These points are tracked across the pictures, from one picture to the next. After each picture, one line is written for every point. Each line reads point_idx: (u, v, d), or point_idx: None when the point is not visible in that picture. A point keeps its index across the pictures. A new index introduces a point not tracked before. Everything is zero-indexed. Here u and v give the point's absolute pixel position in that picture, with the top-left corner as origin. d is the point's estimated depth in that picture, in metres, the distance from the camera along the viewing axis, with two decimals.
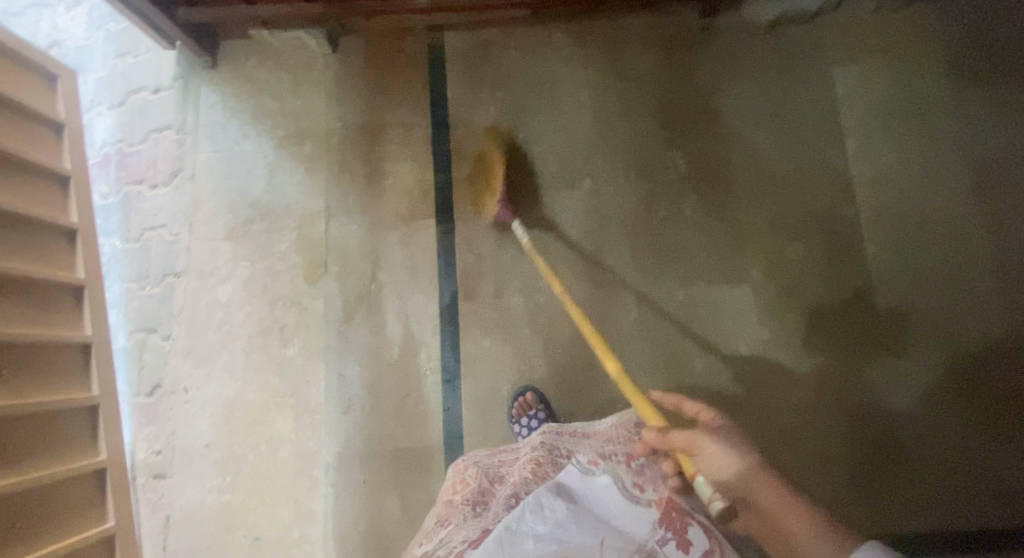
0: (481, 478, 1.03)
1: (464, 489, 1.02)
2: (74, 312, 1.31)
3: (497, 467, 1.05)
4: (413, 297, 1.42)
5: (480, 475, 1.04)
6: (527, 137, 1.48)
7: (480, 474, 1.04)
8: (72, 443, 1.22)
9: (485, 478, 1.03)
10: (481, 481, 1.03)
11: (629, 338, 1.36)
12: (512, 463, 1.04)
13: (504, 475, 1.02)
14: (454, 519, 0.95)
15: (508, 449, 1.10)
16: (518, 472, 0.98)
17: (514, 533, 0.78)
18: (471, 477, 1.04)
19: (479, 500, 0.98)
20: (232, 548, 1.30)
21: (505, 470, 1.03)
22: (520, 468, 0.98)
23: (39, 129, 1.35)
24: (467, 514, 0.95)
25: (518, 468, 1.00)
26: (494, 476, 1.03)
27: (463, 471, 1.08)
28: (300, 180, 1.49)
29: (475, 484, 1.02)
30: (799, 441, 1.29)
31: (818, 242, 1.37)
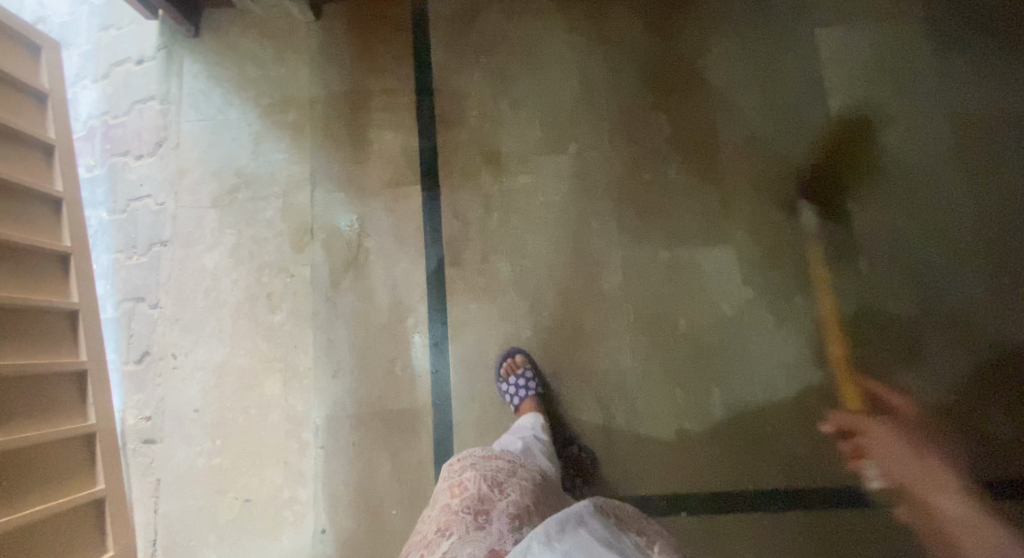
0: (481, 482, 0.93)
1: (462, 494, 0.92)
2: (60, 279, 1.32)
3: (493, 470, 0.97)
4: (400, 263, 1.42)
5: (478, 479, 0.94)
6: (511, 102, 1.48)
7: (479, 478, 0.94)
8: (61, 406, 1.23)
9: (484, 483, 0.93)
10: (480, 485, 0.93)
11: (615, 299, 1.37)
12: (510, 474, 0.97)
13: (504, 484, 0.93)
14: (456, 530, 0.84)
15: (503, 458, 1.02)
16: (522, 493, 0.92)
17: None
18: (469, 481, 0.94)
19: (480, 509, 0.87)
20: (223, 511, 1.31)
21: (508, 481, 0.95)
22: (521, 490, 0.93)
23: (23, 98, 1.34)
24: (469, 526, 0.85)
25: (517, 486, 0.94)
26: (492, 480, 0.94)
27: (459, 474, 0.98)
28: (285, 149, 1.49)
29: (475, 490, 0.92)
30: (786, 399, 1.30)
31: (803, 203, 1.38)
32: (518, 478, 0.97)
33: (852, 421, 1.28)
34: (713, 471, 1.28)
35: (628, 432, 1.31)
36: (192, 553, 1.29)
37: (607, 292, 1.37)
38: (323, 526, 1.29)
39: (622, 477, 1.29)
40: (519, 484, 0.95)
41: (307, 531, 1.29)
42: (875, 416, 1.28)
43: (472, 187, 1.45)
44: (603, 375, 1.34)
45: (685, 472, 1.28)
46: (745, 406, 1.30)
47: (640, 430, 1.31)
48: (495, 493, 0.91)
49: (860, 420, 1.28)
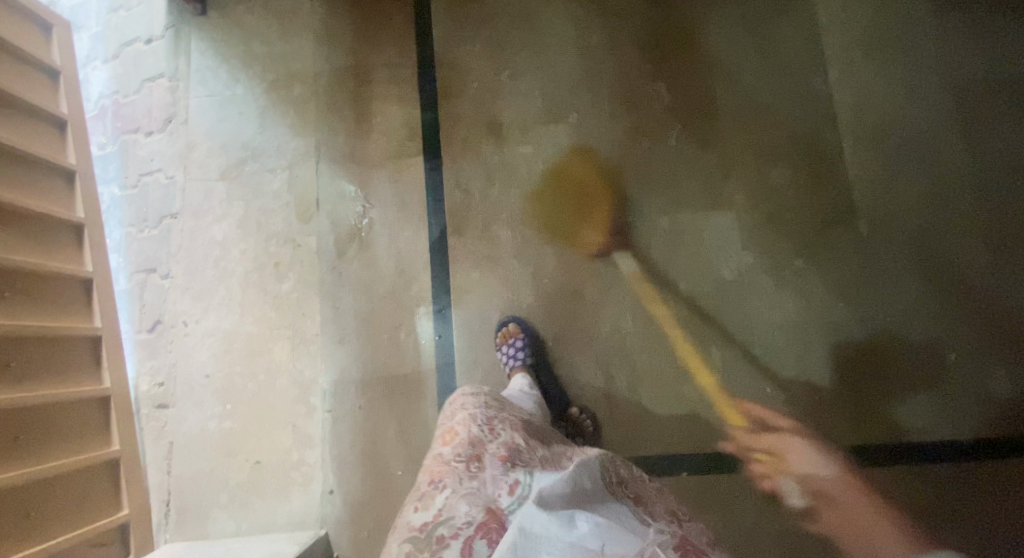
0: (471, 426, 0.89)
1: (453, 441, 0.87)
2: (74, 248, 1.36)
3: (485, 412, 0.94)
4: (403, 232, 1.45)
5: (469, 424, 0.90)
6: (512, 73, 1.50)
7: (469, 422, 0.91)
8: (75, 369, 1.27)
9: (474, 426, 0.89)
10: (470, 429, 0.89)
11: (616, 264, 1.38)
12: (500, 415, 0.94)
13: (495, 426, 0.90)
14: (448, 479, 0.78)
15: (492, 404, 0.99)
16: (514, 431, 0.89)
17: (528, 538, 0.62)
18: (459, 427, 0.90)
19: (472, 454, 0.83)
20: (233, 472, 1.34)
21: (500, 423, 0.92)
22: (513, 430, 0.90)
23: (36, 74, 1.38)
24: (461, 474, 0.79)
25: (509, 427, 0.91)
26: (484, 422, 0.90)
27: (451, 421, 0.95)
28: (290, 123, 1.52)
29: (466, 433, 0.88)
30: (786, 362, 1.30)
31: (802, 168, 1.39)
32: (508, 419, 0.94)
33: (774, 442, 1.27)
34: (715, 432, 1.29)
35: (629, 396, 1.32)
36: (204, 513, 1.33)
37: (608, 257, 1.38)
38: (331, 487, 1.32)
39: (623, 439, 1.30)
40: (510, 424, 0.92)
41: (315, 492, 1.32)
42: (790, 435, 1.28)
43: (474, 158, 1.47)
44: (604, 339, 1.35)
45: (686, 434, 1.29)
46: (746, 368, 1.30)
47: (642, 392, 1.32)
48: (486, 435, 0.87)
49: (778, 439, 1.27)
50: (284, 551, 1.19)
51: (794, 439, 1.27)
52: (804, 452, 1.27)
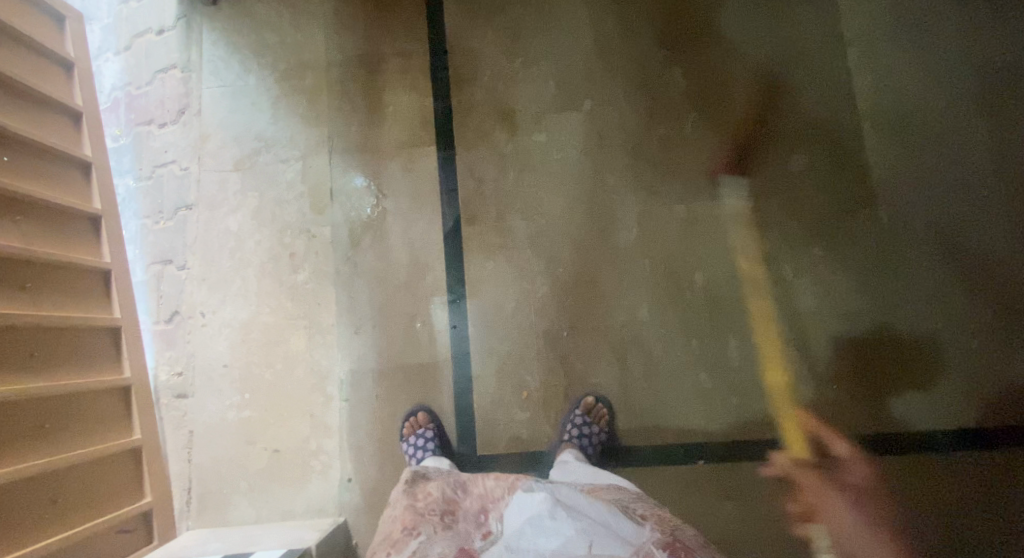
0: (444, 487, 1.04)
1: (427, 498, 1.03)
2: (91, 240, 1.37)
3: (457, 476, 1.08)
4: (417, 222, 1.45)
5: (442, 486, 1.05)
6: (525, 61, 1.48)
7: (444, 485, 1.05)
8: (95, 359, 1.29)
9: (448, 487, 1.05)
10: (443, 488, 1.04)
11: (631, 253, 1.37)
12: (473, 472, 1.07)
13: (467, 483, 1.04)
14: (424, 530, 0.94)
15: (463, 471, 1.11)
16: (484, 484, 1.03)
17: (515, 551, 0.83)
18: (433, 488, 1.05)
19: (446, 509, 0.99)
20: (253, 461, 1.36)
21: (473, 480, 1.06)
22: (485, 480, 1.03)
23: (50, 66, 1.39)
24: (437, 526, 0.95)
25: (481, 480, 1.04)
26: (456, 483, 1.05)
27: (423, 483, 1.09)
28: (303, 113, 1.52)
29: (440, 493, 1.03)
30: (804, 350, 1.29)
31: (820, 153, 1.37)
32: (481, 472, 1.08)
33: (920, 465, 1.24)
34: (732, 421, 1.28)
35: (645, 384, 1.31)
36: (225, 501, 1.35)
37: (623, 246, 1.37)
38: (349, 475, 1.34)
39: (640, 429, 1.30)
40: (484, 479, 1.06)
41: (333, 479, 1.34)
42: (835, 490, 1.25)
43: (487, 147, 1.47)
44: (620, 328, 1.34)
45: (703, 423, 1.28)
46: (764, 357, 1.29)
47: (658, 381, 1.31)
48: (460, 494, 1.02)
49: (817, 490, 1.25)
50: (305, 537, 1.20)
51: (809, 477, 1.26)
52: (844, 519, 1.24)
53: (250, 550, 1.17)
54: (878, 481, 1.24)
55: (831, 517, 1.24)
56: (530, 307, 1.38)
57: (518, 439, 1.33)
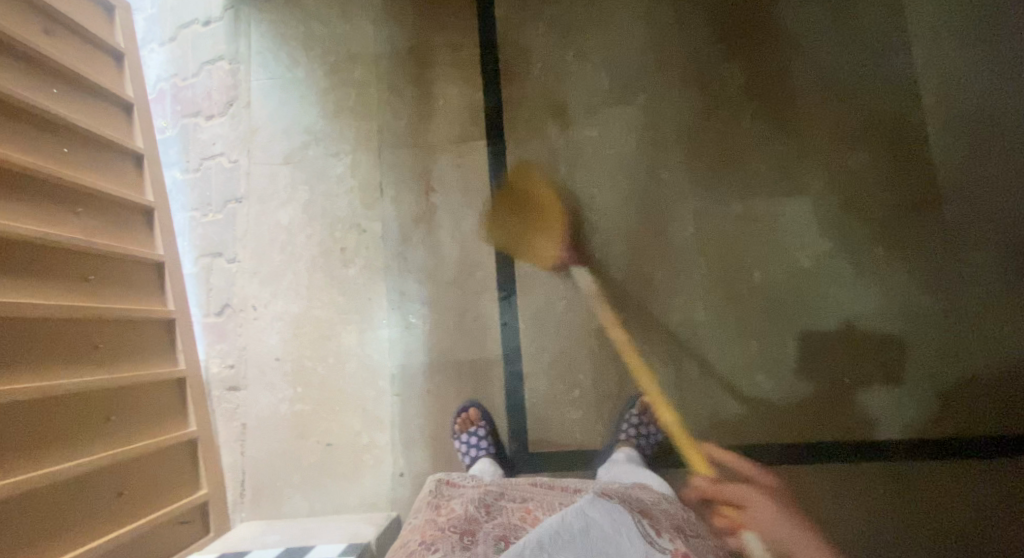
0: (468, 506, 0.98)
1: (448, 514, 0.96)
2: (144, 232, 1.38)
3: (483, 496, 1.02)
4: (467, 218, 1.43)
5: (465, 503, 0.99)
6: (578, 54, 1.46)
7: (467, 503, 0.99)
8: (151, 352, 1.30)
9: (471, 505, 0.99)
10: (466, 507, 0.98)
11: (688, 251, 1.35)
12: (500, 495, 1.01)
13: (491, 507, 0.98)
14: (441, 547, 0.88)
15: (492, 484, 1.07)
16: (508, 513, 0.97)
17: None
18: (456, 505, 0.99)
19: (467, 528, 0.93)
20: (305, 454, 1.36)
21: (497, 503, 1.00)
22: (510, 511, 0.97)
23: (102, 57, 1.39)
24: (455, 545, 0.89)
25: (507, 508, 0.98)
26: (481, 503, 0.99)
27: (447, 498, 1.03)
28: (353, 106, 1.51)
29: (462, 510, 0.97)
30: (864, 352, 1.27)
31: (882, 151, 1.34)
32: (507, 498, 1.02)
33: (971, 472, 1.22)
34: (791, 422, 1.27)
35: (701, 384, 1.30)
36: (279, 494, 1.35)
37: (679, 244, 1.35)
38: (401, 469, 1.34)
39: (696, 429, 1.29)
40: (508, 504, 1.00)
41: (385, 473, 1.34)
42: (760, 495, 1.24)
43: (538, 141, 1.44)
44: (675, 327, 1.32)
45: (760, 423, 1.27)
46: (823, 358, 1.28)
47: (714, 382, 1.30)
48: (482, 515, 0.96)
49: (744, 494, 1.23)
50: (362, 532, 1.20)
51: (761, 496, 1.24)
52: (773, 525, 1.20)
53: (309, 544, 1.17)
54: (930, 489, 1.22)
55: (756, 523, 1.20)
56: (582, 306, 1.36)
57: (570, 436, 1.32)
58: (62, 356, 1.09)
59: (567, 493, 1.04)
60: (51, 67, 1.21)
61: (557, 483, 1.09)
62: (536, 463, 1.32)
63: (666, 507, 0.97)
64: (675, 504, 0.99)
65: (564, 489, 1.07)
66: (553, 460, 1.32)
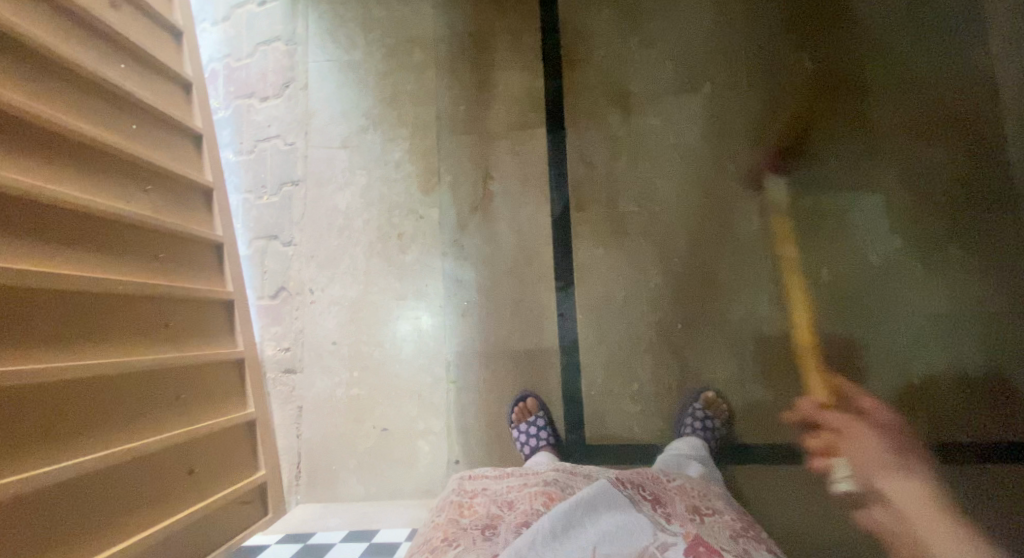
0: (490, 505, 1.00)
1: (471, 514, 0.98)
2: (205, 212, 1.37)
3: (505, 492, 1.03)
4: (525, 206, 1.42)
5: (488, 503, 1.01)
6: (642, 42, 1.43)
7: (489, 503, 1.00)
8: (212, 332, 1.30)
9: (495, 505, 1.00)
10: (489, 506, 0.99)
11: (753, 246, 1.33)
12: (521, 488, 1.02)
13: (514, 502, 0.98)
14: (463, 541, 0.90)
15: (515, 475, 1.09)
16: (528, 501, 0.97)
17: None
18: (478, 503, 1.01)
19: (489, 524, 0.94)
20: (361, 439, 1.38)
21: (519, 497, 1.00)
22: (531, 498, 0.97)
23: (164, 34, 1.37)
24: (476, 538, 0.91)
25: (528, 497, 0.98)
26: (503, 502, 1.00)
27: (470, 496, 1.05)
28: (412, 90, 1.50)
29: (485, 510, 0.99)
30: (932, 352, 1.25)
31: (957, 148, 1.31)
32: (529, 488, 1.01)
33: None
34: (853, 421, 1.26)
35: (763, 380, 1.29)
36: (334, 477, 1.37)
37: (744, 238, 1.33)
38: (456, 457, 1.35)
39: (756, 426, 1.28)
40: (529, 494, 0.99)
41: (441, 460, 1.35)
42: (863, 424, 1.24)
43: (599, 129, 1.42)
44: (736, 323, 1.31)
45: (822, 422, 1.26)
46: (888, 358, 1.26)
47: (775, 379, 1.29)
48: (505, 510, 0.98)
49: (846, 422, 1.24)
50: None
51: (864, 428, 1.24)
52: (871, 450, 1.21)
53: (374, 527, 1.26)
54: (1000, 491, 1.19)
55: (855, 450, 1.22)
56: (642, 298, 1.35)
57: (628, 430, 1.31)
58: (132, 331, 1.09)
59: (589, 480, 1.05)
60: (117, 40, 1.20)
61: (580, 469, 1.09)
62: (592, 456, 1.32)
63: (679, 484, 1.00)
64: (687, 480, 1.02)
65: (585, 475, 1.07)
66: (611, 454, 1.31)
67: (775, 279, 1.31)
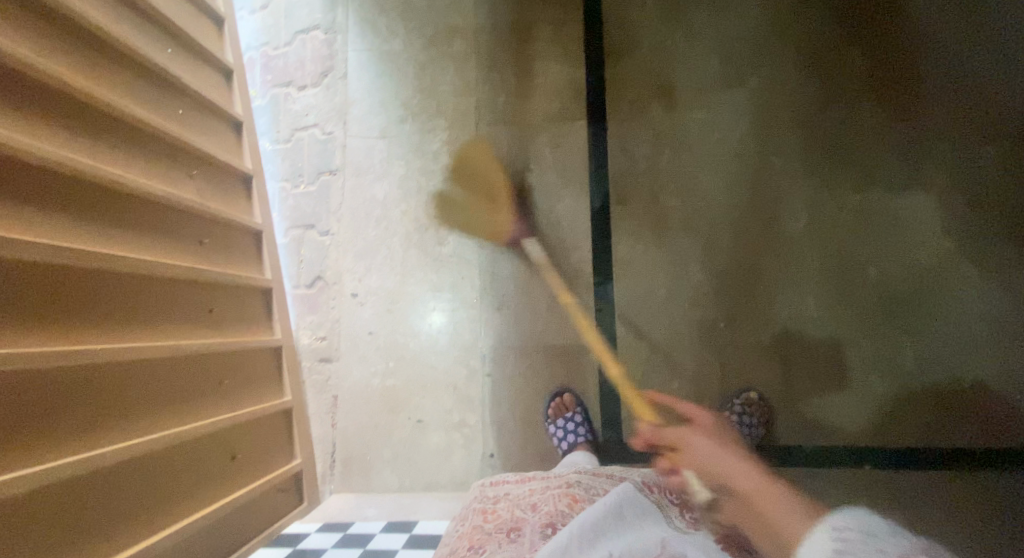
0: (513, 509, 0.96)
1: (495, 519, 0.95)
2: (244, 200, 1.37)
3: (528, 495, 1.00)
4: (563, 200, 1.40)
5: (510, 508, 0.97)
6: (687, 34, 1.41)
7: (513, 507, 0.97)
8: (251, 319, 1.30)
9: (517, 508, 0.97)
10: (512, 511, 0.96)
11: (799, 244, 1.30)
12: (543, 490, 0.99)
13: (537, 504, 0.96)
14: (488, 546, 0.86)
15: (537, 478, 1.07)
16: (553, 501, 0.94)
17: None
18: (502, 508, 0.98)
19: (513, 527, 0.91)
20: (396, 429, 1.38)
21: (543, 498, 0.96)
22: (555, 498, 0.94)
23: (207, 21, 1.37)
24: (501, 541, 0.87)
25: (551, 498, 0.95)
26: (526, 504, 0.97)
27: (493, 501, 1.02)
28: (451, 80, 1.48)
29: (509, 513, 0.96)
30: (984, 356, 1.22)
31: (1013, 147, 1.27)
32: (553, 490, 0.98)
33: None
34: (901, 425, 1.23)
35: (806, 381, 1.26)
36: (369, 468, 1.37)
37: (789, 235, 1.31)
38: (491, 450, 1.34)
39: (798, 428, 1.25)
40: (552, 495, 0.96)
41: (476, 453, 1.35)
42: None
43: (641, 123, 1.40)
44: (779, 322, 1.29)
45: (868, 425, 1.23)
46: (938, 362, 1.23)
47: (819, 380, 1.26)
48: (529, 514, 0.94)
49: None
50: None
51: None
52: None
53: (413, 518, 1.28)
54: None
55: None
56: (683, 295, 1.33)
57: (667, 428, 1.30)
58: (177, 315, 1.09)
59: (613, 480, 1.01)
60: (163, 24, 1.20)
61: (602, 471, 1.05)
62: (630, 453, 1.30)
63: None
64: None
65: (610, 475, 1.03)
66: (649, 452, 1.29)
67: (821, 280, 1.28)
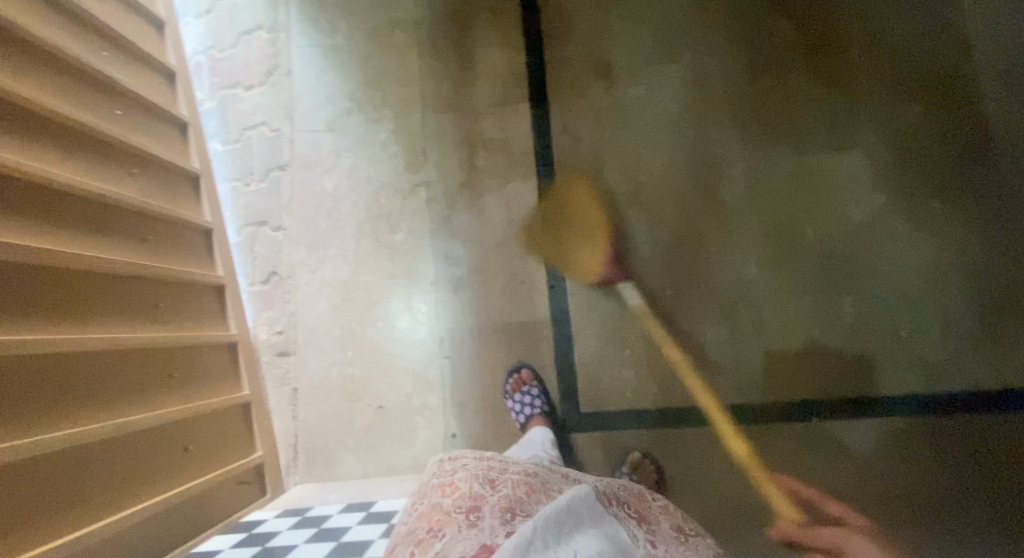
0: (472, 484, 0.91)
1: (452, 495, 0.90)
2: (192, 198, 1.38)
3: (487, 469, 0.96)
4: (512, 182, 1.42)
5: (469, 480, 0.93)
6: (622, 14, 1.44)
7: (471, 479, 0.93)
8: (203, 315, 1.30)
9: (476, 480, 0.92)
10: (471, 485, 0.91)
11: (738, 208, 1.34)
12: (504, 468, 0.95)
13: (495, 480, 0.91)
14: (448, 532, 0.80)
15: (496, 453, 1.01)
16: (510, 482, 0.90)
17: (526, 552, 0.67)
18: (460, 483, 0.93)
19: (472, 506, 0.85)
20: (358, 417, 1.38)
21: (502, 476, 0.93)
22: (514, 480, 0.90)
23: (146, 24, 1.37)
24: (460, 525, 0.82)
25: (509, 479, 0.91)
26: (484, 478, 0.92)
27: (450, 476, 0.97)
28: (396, 71, 1.50)
29: (467, 488, 0.91)
30: (918, 306, 1.26)
31: (934, 102, 1.32)
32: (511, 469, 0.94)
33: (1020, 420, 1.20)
34: (847, 377, 1.26)
35: (755, 341, 1.30)
36: (332, 456, 1.38)
37: (729, 202, 1.35)
38: (453, 431, 1.36)
39: (748, 387, 1.29)
40: (511, 476, 0.93)
41: (439, 435, 1.36)
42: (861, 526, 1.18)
43: (582, 102, 1.43)
44: (725, 287, 1.32)
45: (814, 380, 1.27)
46: (877, 314, 1.27)
47: (766, 339, 1.29)
48: (487, 490, 0.89)
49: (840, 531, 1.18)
50: None
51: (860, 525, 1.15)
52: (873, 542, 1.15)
53: (371, 499, 1.28)
54: (973, 431, 1.21)
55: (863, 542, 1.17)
56: (632, 266, 1.36)
57: (622, 396, 1.32)
58: (118, 309, 1.08)
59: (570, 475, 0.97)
60: (101, 27, 1.20)
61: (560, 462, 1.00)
62: (587, 423, 1.32)
63: (663, 504, 0.87)
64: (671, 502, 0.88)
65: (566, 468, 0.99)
66: (606, 419, 1.32)
67: (762, 243, 1.32)
